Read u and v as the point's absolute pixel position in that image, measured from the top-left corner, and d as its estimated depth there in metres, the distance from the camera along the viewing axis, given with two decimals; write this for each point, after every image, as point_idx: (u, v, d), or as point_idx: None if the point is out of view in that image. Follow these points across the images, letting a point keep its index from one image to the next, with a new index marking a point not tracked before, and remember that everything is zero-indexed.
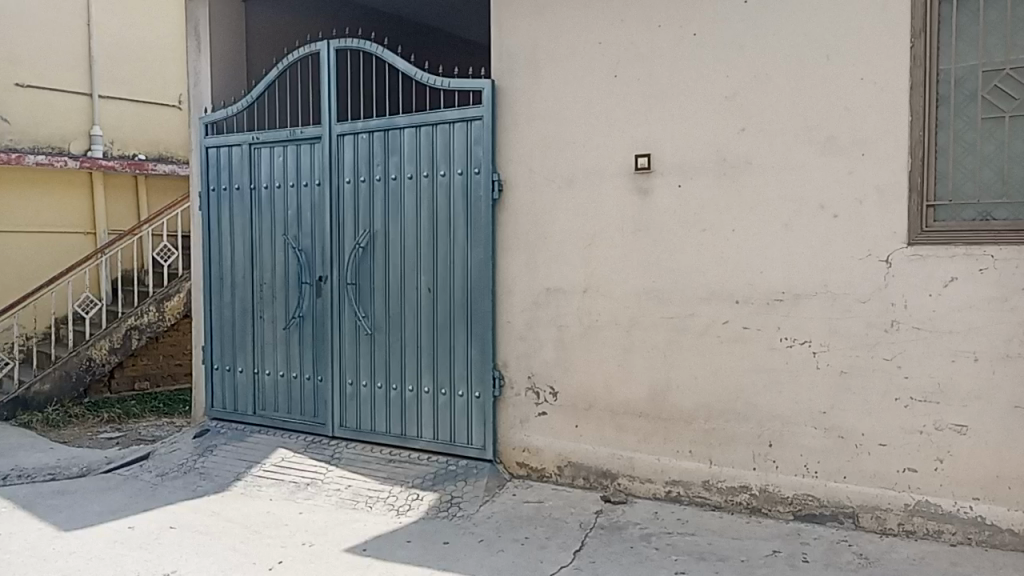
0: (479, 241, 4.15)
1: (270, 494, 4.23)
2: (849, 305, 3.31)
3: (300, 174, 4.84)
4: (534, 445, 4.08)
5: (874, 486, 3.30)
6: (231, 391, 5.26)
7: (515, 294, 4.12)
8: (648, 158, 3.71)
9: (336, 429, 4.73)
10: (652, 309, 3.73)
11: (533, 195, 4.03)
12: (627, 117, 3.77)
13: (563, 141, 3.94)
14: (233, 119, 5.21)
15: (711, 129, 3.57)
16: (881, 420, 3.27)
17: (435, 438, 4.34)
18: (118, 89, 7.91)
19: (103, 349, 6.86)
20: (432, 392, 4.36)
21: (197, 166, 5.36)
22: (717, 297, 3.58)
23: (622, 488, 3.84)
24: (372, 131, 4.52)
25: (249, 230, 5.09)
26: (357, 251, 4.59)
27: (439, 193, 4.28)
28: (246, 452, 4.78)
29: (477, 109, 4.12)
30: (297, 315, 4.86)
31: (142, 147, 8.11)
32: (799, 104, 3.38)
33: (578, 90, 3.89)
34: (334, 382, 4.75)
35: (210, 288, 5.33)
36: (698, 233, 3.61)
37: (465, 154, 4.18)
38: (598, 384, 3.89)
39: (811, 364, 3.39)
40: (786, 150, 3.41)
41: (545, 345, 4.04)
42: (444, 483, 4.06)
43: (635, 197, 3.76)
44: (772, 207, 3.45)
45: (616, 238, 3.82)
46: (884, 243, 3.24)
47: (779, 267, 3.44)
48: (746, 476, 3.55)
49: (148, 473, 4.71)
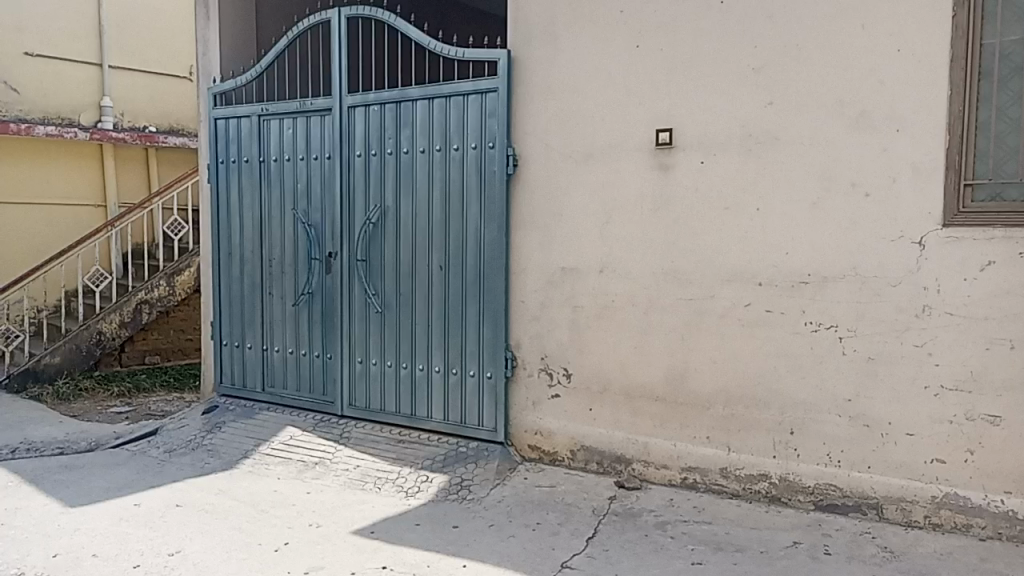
0: (493, 217, 4.02)
1: (277, 473, 4.16)
2: (878, 288, 3.17)
3: (310, 147, 4.72)
4: (547, 428, 3.98)
5: (900, 477, 3.18)
6: (239, 367, 5.19)
7: (529, 273, 4.00)
8: (670, 133, 3.56)
9: (345, 408, 4.65)
10: (670, 290, 3.60)
11: (549, 171, 3.90)
12: (648, 90, 3.61)
13: (581, 114, 3.79)
14: (241, 89, 5.09)
15: (737, 102, 3.41)
16: (909, 409, 3.14)
17: (445, 419, 4.26)
18: (129, 60, 7.80)
19: (113, 324, 6.82)
20: (443, 372, 4.27)
21: (205, 138, 5.25)
22: (739, 278, 3.44)
23: (636, 473, 3.74)
24: (383, 103, 4.38)
25: (258, 204, 4.99)
26: (367, 227, 4.48)
27: (452, 168, 4.15)
28: (254, 430, 4.71)
29: (492, 81, 3.98)
30: (306, 292, 4.77)
31: (151, 118, 8.01)
32: (831, 76, 3.21)
33: (598, 62, 3.73)
34: (344, 360, 4.66)
35: (219, 262, 5.24)
36: (720, 212, 3.47)
37: (479, 127, 4.05)
38: (614, 367, 3.78)
39: (837, 350, 3.26)
40: (816, 126, 3.25)
41: (559, 326, 3.92)
42: (453, 465, 3.98)
43: (655, 173, 3.61)
44: (799, 185, 3.30)
45: (634, 215, 3.68)
46: (917, 223, 3.08)
47: (805, 248, 3.30)
48: (765, 464, 3.44)
49: (156, 449, 4.66)
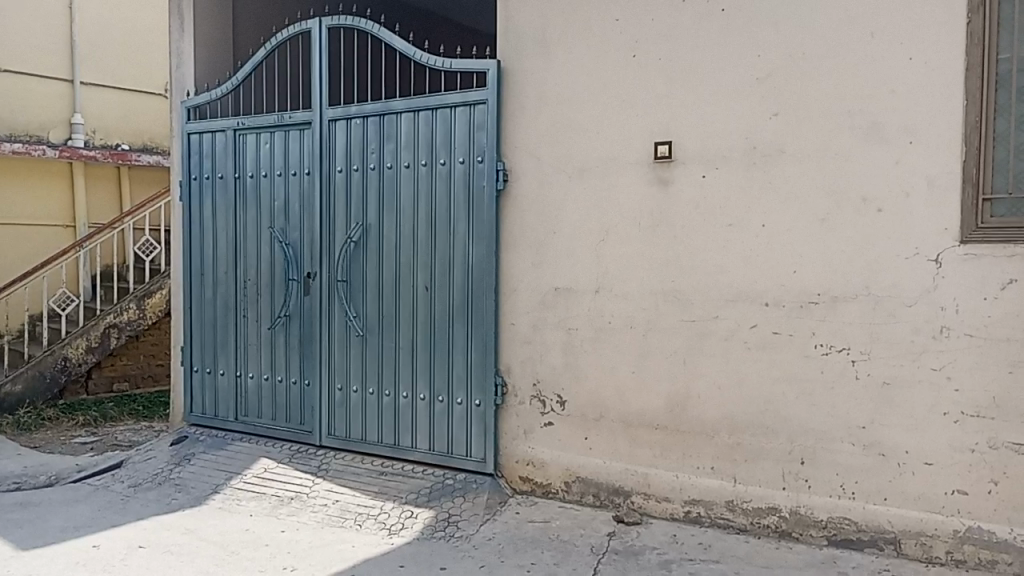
0: (482, 235, 3.82)
1: (250, 510, 3.87)
2: (893, 309, 2.99)
3: (288, 163, 4.50)
4: (539, 458, 3.75)
5: (918, 510, 2.97)
6: (212, 395, 4.90)
7: (520, 293, 3.78)
8: (669, 146, 3.39)
9: (324, 438, 4.39)
10: (671, 311, 3.41)
11: (541, 186, 3.70)
12: (646, 101, 3.44)
13: (576, 127, 3.61)
14: (217, 103, 4.86)
15: (739, 114, 3.25)
16: (928, 437, 2.94)
17: (431, 450, 4.01)
18: (100, 76, 7.54)
19: (80, 349, 6.49)
20: (428, 399, 4.03)
21: (177, 155, 5.01)
22: (744, 298, 3.26)
23: (635, 507, 3.51)
24: (366, 116, 4.18)
25: (232, 223, 4.75)
26: (348, 245, 4.25)
27: (438, 184, 3.95)
28: (225, 462, 4.42)
29: (481, 92, 3.80)
30: (283, 315, 4.52)
31: (126, 136, 7.76)
32: (840, 86, 3.05)
33: (593, 72, 3.56)
34: (322, 387, 4.40)
35: (190, 284, 4.98)
36: (723, 229, 3.29)
37: (468, 141, 3.86)
38: (610, 393, 3.56)
39: (849, 374, 3.07)
40: (824, 137, 3.09)
41: (553, 350, 3.70)
42: (439, 499, 3.72)
43: (654, 188, 3.43)
44: (806, 200, 3.13)
45: (632, 232, 3.49)
46: (933, 240, 2.92)
47: (814, 266, 3.12)
48: (774, 496, 3.22)
49: (120, 483, 4.36)
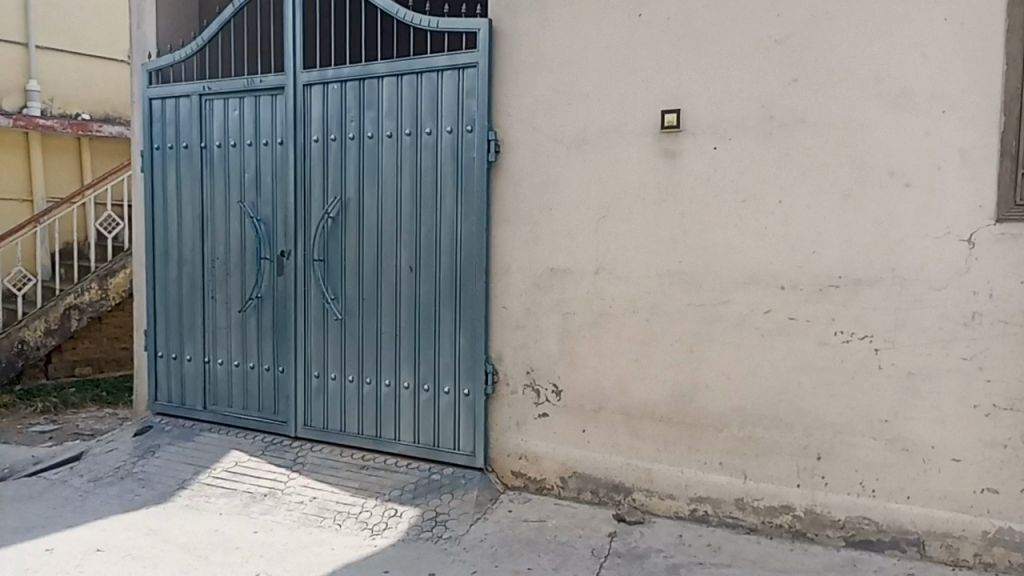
0: (472, 212, 3.52)
1: (220, 508, 3.58)
2: (920, 293, 2.76)
3: (259, 132, 4.15)
4: (533, 451, 3.50)
5: (944, 510, 2.77)
6: (178, 382, 4.57)
7: (512, 274, 3.50)
8: (677, 115, 3.11)
9: (300, 429, 4.09)
10: (677, 294, 3.15)
11: (536, 158, 3.41)
12: (653, 65, 3.15)
13: (574, 94, 3.32)
14: (181, 66, 4.49)
15: (755, 79, 2.97)
16: (956, 432, 2.73)
17: (415, 442, 3.74)
18: (55, 41, 7.06)
19: (38, 331, 6.14)
20: (412, 388, 3.75)
21: (138, 123, 4.64)
22: (758, 281, 3.00)
23: (637, 504, 3.27)
24: (345, 80, 3.85)
25: (198, 198, 4.40)
26: (325, 222, 3.94)
27: (424, 154, 3.64)
28: (193, 455, 4.11)
29: (470, 55, 3.48)
30: (254, 296, 4.20)
31: (86, 106, 7.30)
32: (867, 49, 2.79)
33: (594, 32, 3.26)
34: (298, 374, 4.10)
35: (153, 262, 4.63)
36: (735, 206, 3.03)
37: (456, 109, 3.55)
38: (610, 382, 3.31)
39: (872, 364, 2.83)
40: (848, 106, 2.83)
41: (547, 336, 3.44)
42: (425, 496, 3.46)
43: (660, 161, 3.16)
44: (828, 174, 2.87)
45: (635, 209, 3.22)
46: (966, 218, 2.69)
47: (834, 246, 2.87)
48: (788, 494, 3.00)
49: (79, 478, 4.04)
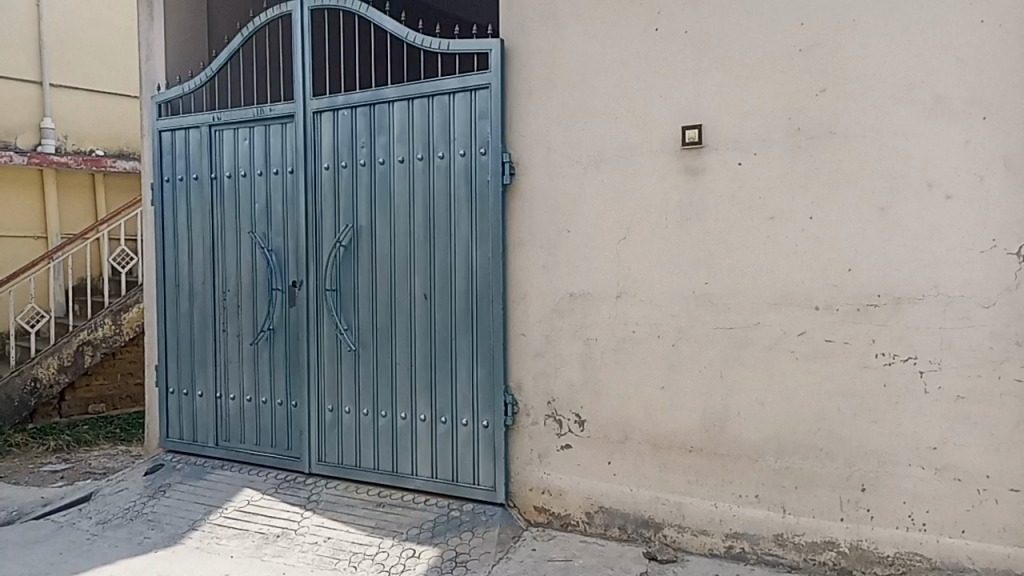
0: (487, 236, 3.40)
1: (231, 550, 3.44)
2: (966, 311, 2.59)
3: (269, 160, 4.07)
4: (556, 485, 3.33)
5: (1003, 544, 2.56)
6: (189, 418, 4.46)
7: (531, 300, 3.37)
8: (699, 130, 2.98)
9: (314, 465, 3.95)
10: (704, 317, 3.00)
11: (552, 179, 3.29)
12: (671, 80, 3.04)
13: (590, 112, 3.20)
14: (190, 97, 4.44)
15: (780, 90, 2.84)
16: (1012, 459, 2.54)
17: (434, 477, 3.58)
18: (70, 77, 7.09)
19: (52, 368, 6.06)
20: (429, 420, 3.61)
21: (148, 156, 4.59)
22: (790, 302, 2.85)
23: (668, 541, 3.09)
24: (355, 106, 3.77)
25: (209, 229, 4.32)
26: (337, 251, 3.83)
27: (437, 179, 3.54)
28: (204, 494, 3.98)
29: (482, 76, 3.39)
30: (266, 329, 4.09)
31: (100, 142, 7.32)
32: (899, 55, 2.65)
33: (610, 48, 3.15)
34: (311, 408, 3.97)
35: (164, 296, 4.54)
36: (763, 223, 2.88)
37: (469, 131, 3.45)
38: (636, 412, 3.14)
39: (917, 387, 2.66)
40: (880, 115, 2.69)
41: (568, 364, 3.29)
42: (445, 535, 3.29)
43: (681, 179, 3.02)
44: (861, 188, 2.72)
45: (657, 229, 3.08)
46: (1013, 230, 2.52)
47: (871, 263, 2.71)
48: (831, 529, 2.81)
49: (87, 520, 3.91)
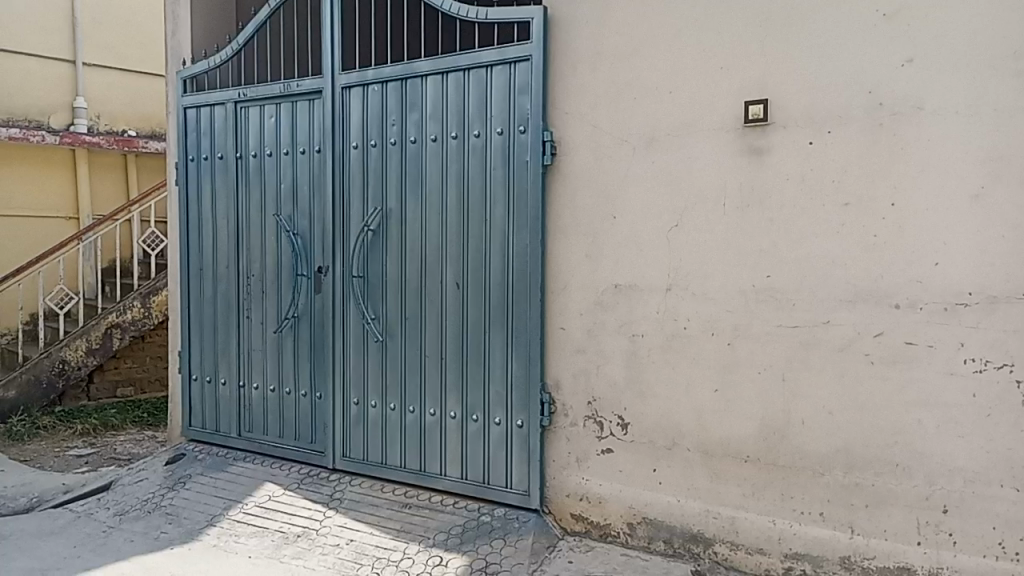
0: (526, 221, 3.14)
1: (249, 550, 3.25)
2: None
3: (296, 139, 3.86)
4: (596, 492, 3.07)
5: None
6: (212, 407, 4.29)
7: (572, 292, 3.10)
8: (764, 105, 2.68)
9: (338, 461, 3.75)
10: (766, 314, 2.70)
11: (598, 159, 3.01)
12: (734, 50, 2.73)
13: (642, 85, 2.91)
14: (216, 72, 4.25)
15: (860, 60, 2.52)
16: None
17: (463, 478, 3.35)
18: (104, 56, 6.98)
19: (80, 351, 5.93)
20: (459, 418, 3.37)
21: (173, 134, 4.41)
22: (866, 298, 2.54)
23: (719, 559, 2.82)
24: (386, 81, 3.52)
25: (233, 210, 4.13)
26: (365, 235, 3.60)
27: (471, 159, 3.29)
28: (223, 488, 3.80)
29: (523, 47, 3.12)
30: (290, 316, 3.90)
31: (133, 122, 7.21)
32: (1002, 18, 2.31)
33: (665, 15, 2.86)
34: (336, 401, 3.76)
35: (187, 280, 4.37)
36: (837, 209, 2.57)
37: (508, 107, 3.19)
38: (686, 416, 2.86)
39: (1012, 399, 2.34)
40: (977, 88, 2.35)
41: (611, 362, 3.02)
42: (474, 542, 3.06)
43: (743, 159, 2.72)
44: (952, 171, 2.39)
45: (714, 215, 2.78)
46: None
47: (962, 257, 2.39)
48: (906, 554, 2.51)
49: (104, 512, 3.76)
